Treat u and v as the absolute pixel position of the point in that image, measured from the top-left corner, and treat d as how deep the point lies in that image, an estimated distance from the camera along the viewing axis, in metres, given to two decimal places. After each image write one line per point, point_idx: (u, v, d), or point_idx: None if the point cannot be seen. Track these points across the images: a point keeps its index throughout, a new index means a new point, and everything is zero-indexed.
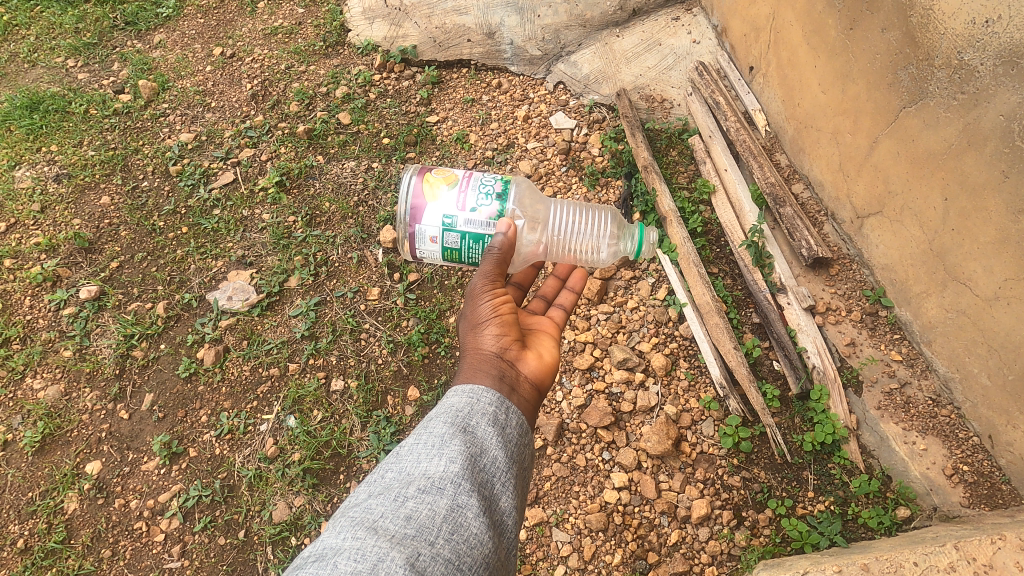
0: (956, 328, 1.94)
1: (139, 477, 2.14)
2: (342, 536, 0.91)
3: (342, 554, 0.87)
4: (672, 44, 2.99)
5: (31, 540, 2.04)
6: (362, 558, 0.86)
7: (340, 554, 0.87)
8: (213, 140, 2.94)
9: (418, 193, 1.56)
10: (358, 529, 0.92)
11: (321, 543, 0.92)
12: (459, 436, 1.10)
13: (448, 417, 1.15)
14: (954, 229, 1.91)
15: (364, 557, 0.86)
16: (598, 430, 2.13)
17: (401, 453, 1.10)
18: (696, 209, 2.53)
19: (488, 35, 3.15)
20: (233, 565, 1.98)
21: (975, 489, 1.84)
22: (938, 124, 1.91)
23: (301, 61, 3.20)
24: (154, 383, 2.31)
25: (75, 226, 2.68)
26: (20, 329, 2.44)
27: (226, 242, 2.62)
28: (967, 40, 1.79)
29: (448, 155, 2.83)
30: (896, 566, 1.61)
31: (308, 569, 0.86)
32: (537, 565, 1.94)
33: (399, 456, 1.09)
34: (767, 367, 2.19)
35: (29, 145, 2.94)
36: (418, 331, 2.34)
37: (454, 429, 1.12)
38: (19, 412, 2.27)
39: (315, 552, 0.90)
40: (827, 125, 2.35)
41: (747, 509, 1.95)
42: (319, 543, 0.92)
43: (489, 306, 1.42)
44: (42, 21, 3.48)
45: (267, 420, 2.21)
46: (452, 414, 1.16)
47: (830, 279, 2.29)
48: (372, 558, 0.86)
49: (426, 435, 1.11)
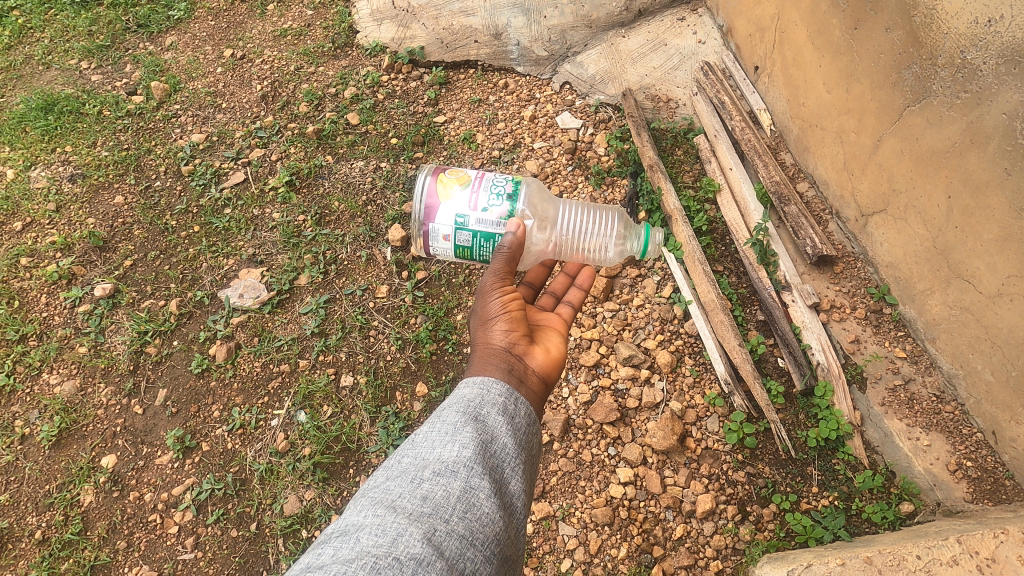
0: (960, 325, 1.96)
1: (153, 470, 2.18)
2: (363, 514, 0.95)
3: (363, 530, 0.91)
4: (677, 45, 3.02)
5: (48, 532, 2.09)
6: (382, 534, 0.90)
7: (362, 530, 0.91)
8: (224, 140, 2.99)
9: (432, 193, 1.59)
10: (378, 507, 0.96)
11: (343, 521, 0.96)
12: (471, 423, 1.14)
13: (460, 406, 1.18)
14: (958, 227, 1.92)
15: (384, 532, 0.90)
16: (604, 425, 2.15)
17: (416, 440, 1.13)
18: (702, 208, 2.55)
19: (495, 36, 3.18)
20: (245, 557, 2.02)
21: (978, 484, 1.86)
22: (941, 123, 1.93)
23: (310, 62, 3.24)
24: (168, 379, 2.35)
25: (90, 225, 2.74)
26: (37, 326, 2.49)
27: (237, 241, 2.66)
28: (970, 39, 1.81)
29: (455, 155, 2.86)
30: (900, 560, 1.63)
31: (332, 545, 0.90)
32: (543, 559, 1.97)
33: (414, 442, 1.12)
34: (772, 363, 2.20)
35: (44, 146, 2.99)
36: (426, 328, 2.37)
37: (466, 418, 1.15)
38: (37, 406, 2.32)
39: (337, 529, 0.94)
40: (832, 125, 2.36)
41: (752, 504, 1.98)
42: (341, 522, 0.96)
43: (499, 303, 1.45)
44: (56, 24, 3.54)
45: (278, 415, 2.25)
46: (464, 403, 1.19)
47: (834, 276, 2.31)
48: (392, 533, 0.91)
49: (440, 422, 1.14)
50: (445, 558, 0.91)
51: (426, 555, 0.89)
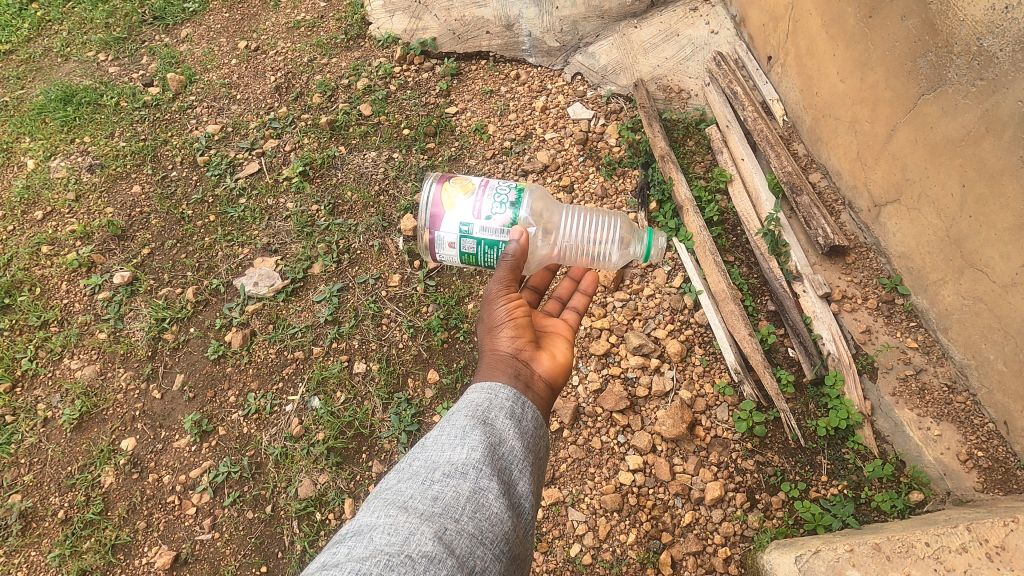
0: (973, 315, 1.95)
1: (172, 453, 2.23)
2: (376, 515, 0.98)
3: (376, 529, 0.94)
4: (690, 35, 3.01)
5: (70, 511, 2.14)
6: (395, 532, 0.93)
7: (376, 529, 0.94)
8: (239, 131, 3.02)
9: (437, 202, 1.61)
10: (391, 508, 0.99)
11: (357, 521, 0.98)
12: (480, 427, 1.16)
13: (468, 411, 1.20)
14: (972, 216, 1.91)
15: (396, 531, 0.93)
16: (613, 413, 2.17)
17: (427, 443, 1.15)
18: (713, 198, 2.55)
19: (507, 27, 3.18)
20: (261, 538, 2.07)
21: (989, 474, 1.86)
22: (956, 111, 1.92)
23: (323, 53, 3.26)
24: (185, 365, 2.40)
25: (108, 214, 2.79)
26: (58, 312, 2.55)
27: (252, 230, 2.70)
28: (987, 26, 1.79)
29: (466, 146, 2.88)
30: (909, 547, 1.64)
31: (347, 544, 0.93)
32: (553, 544, 1.99)
33: (425, 445, 1.15)
34: (782, 353, 2.21)
35: (63, 137, 3.05)
36: (438, 317, 2.40)
37: (474, 422, 1.17)
38: (59, 390, 2.38)
39: (351, 529, 0.97)
40: (845, 115, 2.35)
41: (760, 492, 1.99)
42: (355, 522, 0.99)
43: (504, 310, 1.46)
44: (74, 17, 3.60)
45: (292, 401, 2.29)
46: (472, 408, 1.21)
47: (846, 267, 2.30)
48: (404, 532, 0.93)
49: (449, 427, 1.16)
50: (456, 556, 0.94)
51: (437, 553, 0.91)
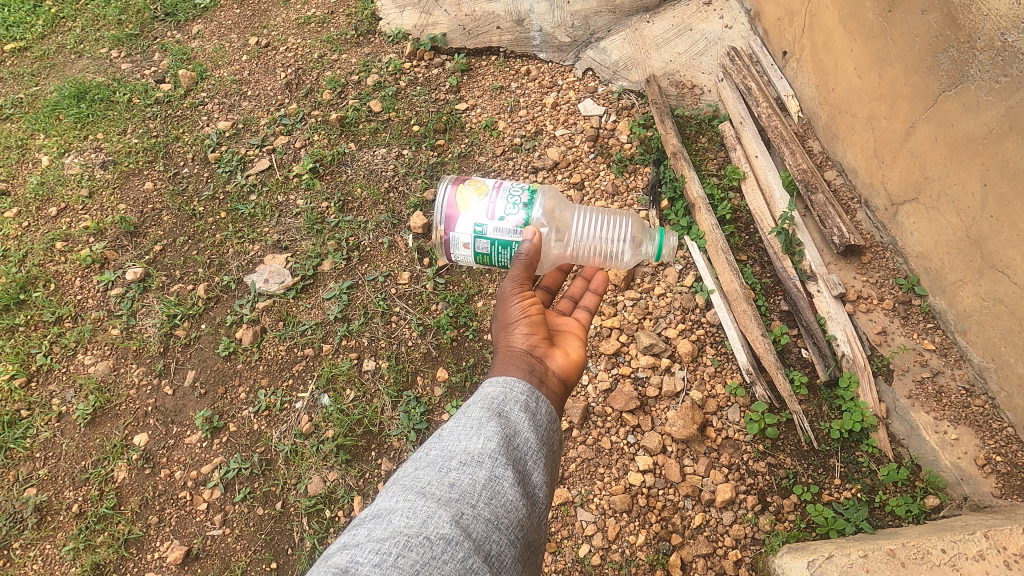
0: (992, 317, 1.91)
1: (184, 449, 2.25)
2: (394, 499, 0.98)
3: (395, 512, 0.94)
4: (703, 29, 2.97)
5: (85, 506, 2.17)
6: (413, 516, 0.93)
7: (395, 512, 0.94)
8: (250, 128, 3.02)
9: (452, 203, 1.59)
10: (409, 493, 0.99)
11: (376, 505, 0.99)
12: (494, 419, 1.15)
13: (483, 404, 1.19)
14: (992, 216, 1.87)
15: (414, 514, 0.93)
16: (623, 413, 2.16)
17: (442, 433, 1.14)
18: (726, 196, 2.50)
19: (517, 22, 3.16)
20: (270, 534, 2.08)
21: (1008, 480, 1.82)
22: (978, 109, 1.87)
23: (333, 49, 3.25)
24: (196, 361, 2.41)
25: (121, 211, 2.81)
26: (72, 308, 2.57)
27: (262, 227, 2.70)
28: (1012, 21, 1.73)
29: (476, 143, 2.86)
30: (924, 553, 1.61)
31: (366, 526, 0.94)
32: (561, 543, 1.98)
33: (440, 435, 1.14)
34: (795, 354, 2.17)
35: (77, 133, 3.07)
36: (447, 315, 2.39)
37: (490, 413, 1.16)
38: (73, 385, 2.40)
39: (372, 512, 0.98)
40: (862, 111, 2.31)
41: (772, 494, 1.96)
42: (373, 506, 0.99)
43: (519, 307, 1.45)
44: (87, 13, 3.62)
45: (301, 398, 2.30)
46: (488, 400, 1.20)
47: (862, 267, 2.27)
48: (422, 515, 0.93)
49: (465, 418, 1.16)
50: (472, 539, 0.93)
51: (454, 535, 0.91)
